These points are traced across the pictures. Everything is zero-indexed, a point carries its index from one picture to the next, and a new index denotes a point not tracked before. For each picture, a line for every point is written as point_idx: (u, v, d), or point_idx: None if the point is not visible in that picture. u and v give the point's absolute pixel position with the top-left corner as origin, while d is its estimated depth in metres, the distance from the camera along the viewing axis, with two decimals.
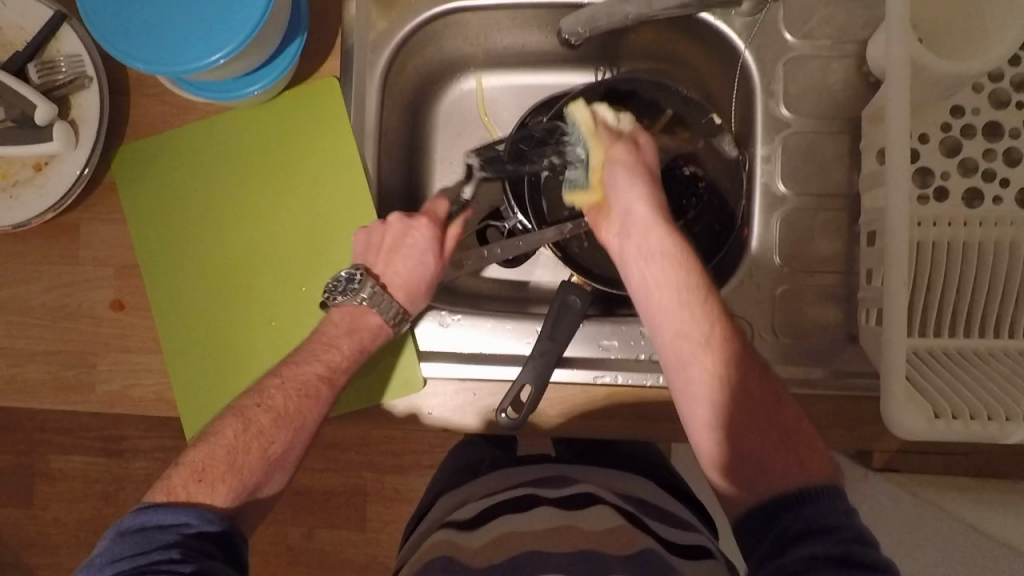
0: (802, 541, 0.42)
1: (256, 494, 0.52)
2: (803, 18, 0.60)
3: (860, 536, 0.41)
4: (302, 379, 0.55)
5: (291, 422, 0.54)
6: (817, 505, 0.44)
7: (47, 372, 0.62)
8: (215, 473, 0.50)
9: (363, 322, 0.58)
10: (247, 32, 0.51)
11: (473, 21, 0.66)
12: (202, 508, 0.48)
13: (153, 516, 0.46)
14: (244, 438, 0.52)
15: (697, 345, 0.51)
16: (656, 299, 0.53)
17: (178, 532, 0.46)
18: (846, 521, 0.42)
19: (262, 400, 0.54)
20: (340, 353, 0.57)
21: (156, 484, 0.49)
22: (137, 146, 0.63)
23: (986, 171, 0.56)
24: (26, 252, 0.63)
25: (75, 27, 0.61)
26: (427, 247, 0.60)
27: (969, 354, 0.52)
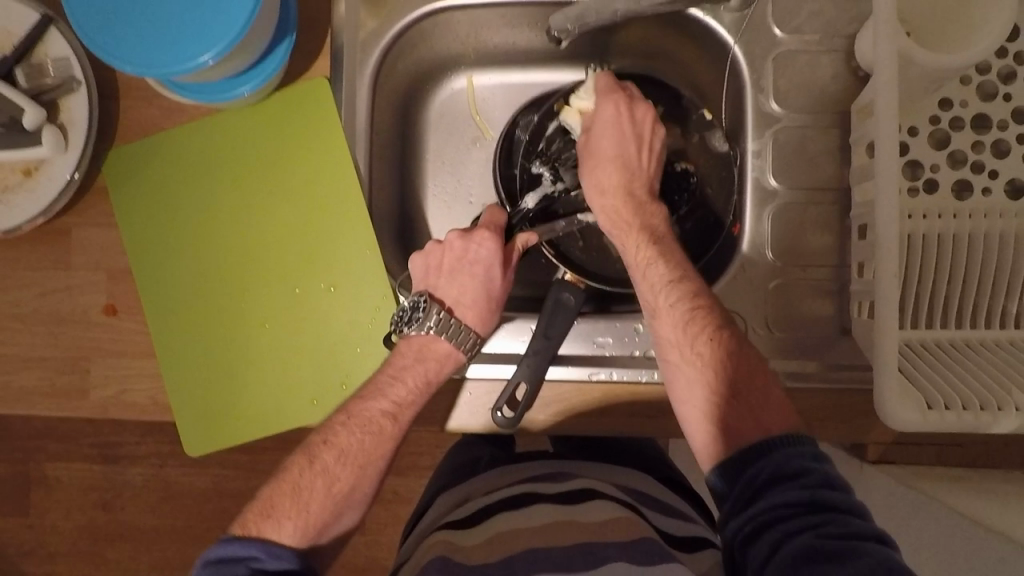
0: (772, 488, 0.45)
1: (324, 532, 0.54)
2: (792, 13, 0.60)
3: (826, 481, 0.44)
4: (366, 415, 0.56)
5: (357, 459, 0.56)
6: (782, 454, 0.46)
7: (40, 379, 0.62)
8: (282, 510, 0.53)
9: (431, 350, 0.58)
10: (235, 33, 0.51)
11: (463, 19, 0.66)
12: (269, 543, 0.51)
13: (226, 548, 0.50)
14: (310, 473, 0.55)
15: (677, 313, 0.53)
16: (631, 248, 0.57)
17: (248, 565, 0.49)
18: (813, 467, 0.45)
19: (325, 437, 0.56)
20: (406, 387, 0.57)
21: (235, 522, 0.53)
22: (126, 150, 0.63)
23: (975, 163, 0.56)
24: (16, 258, 0.63)
25: (62, 30, 0.61)
26: (494, 267, 0.60)
27: (961, 345, 0.53)
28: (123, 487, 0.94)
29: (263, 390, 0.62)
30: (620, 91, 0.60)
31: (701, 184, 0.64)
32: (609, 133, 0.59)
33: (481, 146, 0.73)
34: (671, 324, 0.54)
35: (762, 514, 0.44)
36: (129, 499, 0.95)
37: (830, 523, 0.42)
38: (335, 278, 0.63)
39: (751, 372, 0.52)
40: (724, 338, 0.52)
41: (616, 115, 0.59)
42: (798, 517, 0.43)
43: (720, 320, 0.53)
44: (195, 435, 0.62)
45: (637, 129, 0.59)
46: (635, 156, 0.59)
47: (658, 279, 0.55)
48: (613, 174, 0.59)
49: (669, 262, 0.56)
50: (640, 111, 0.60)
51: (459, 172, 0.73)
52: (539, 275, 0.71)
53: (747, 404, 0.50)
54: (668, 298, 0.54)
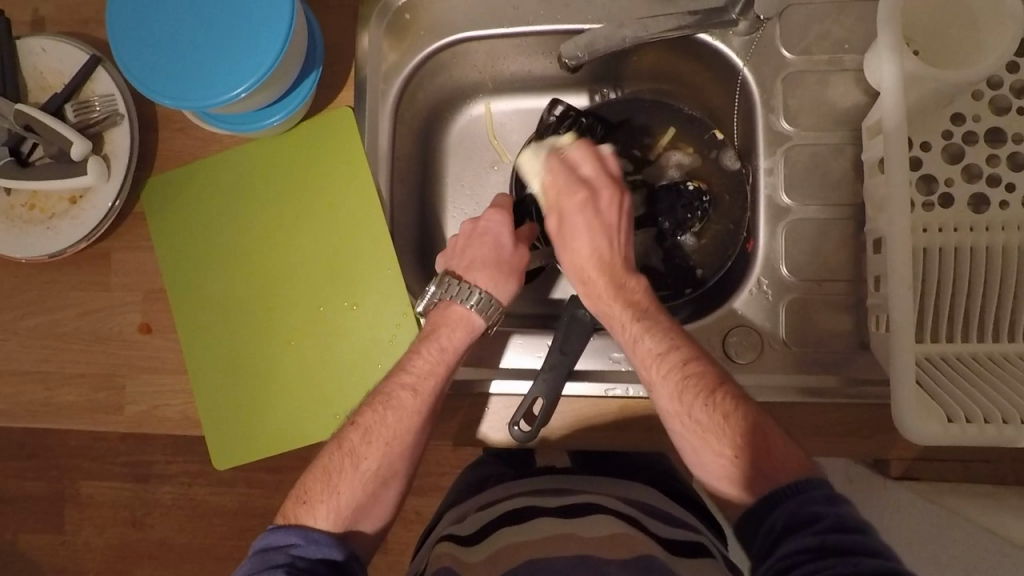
0: (791, 537, 0.45)
1: (356, 520, 0.56)
2: (800, 34, 0.61)
3: (840, 523, 0.44)
4: (389, 392, 0.58)
5: (382, 437, 0.57)
6: (797, 499, 0.47)
7: (78, 395, 0.65)
8: (314, 494, 0.56)
9: (447, 317, 0.60)
10: (265, 68, 0.54)
11: (481, 50, 0.69)
12: (306, 529, 0.53)
13: (272, 537, 0.53)
14: (338, 455, 0.57)
15: (670, 395, 0.54)
16: (617, 327, 0.57)
17: (287, 551, 0.51)
18: (828, 510, 0.45)
19: (353, 419, 0.58)
20: (423, 358, 0.58)
21: (279, 511, 0.56)
22: (164, 177, 0.67)
23: (991, 177, 0.56)
24: (59, 280, 0.67)
25: (109, 68, 0.65)
26: (499, 231, 0.63)
27: (983, 359, 0.52)
28: (153, 507, 0.96)
29: (289, 405, 0.64)
30: (583, 189, 0.60)
31: (714, 203, 0.65)
32: (585, 226, 0.59)
33: (498, 169, 0.75)
34: (670, 394, 0.54)
35: (780, 561, 0.44)
36: (158, 517, 0.97)
37: (841, 563, 0.41)
38: (355, 294, 0.65)
39: (758, 431, 0.52)
40: (719, 397, 0.53)
41: (583, 205, 0.60)
42: (811, 562, 0.42)
43: (708, 372, 0.54)
44: (223, 446, 0.64)
45: (606, 220, 0.59)
46: (613, 239, 0.59)
47: (650, 352, 0.55)
48: (592, 259, 0.59)
49: (658, 332, 0.56)
50: (605, 202, 0.60)
51: (476, 193, 0.75)
52: (555, 293, 0.72)
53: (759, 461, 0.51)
54: (664, 372, 0.54)
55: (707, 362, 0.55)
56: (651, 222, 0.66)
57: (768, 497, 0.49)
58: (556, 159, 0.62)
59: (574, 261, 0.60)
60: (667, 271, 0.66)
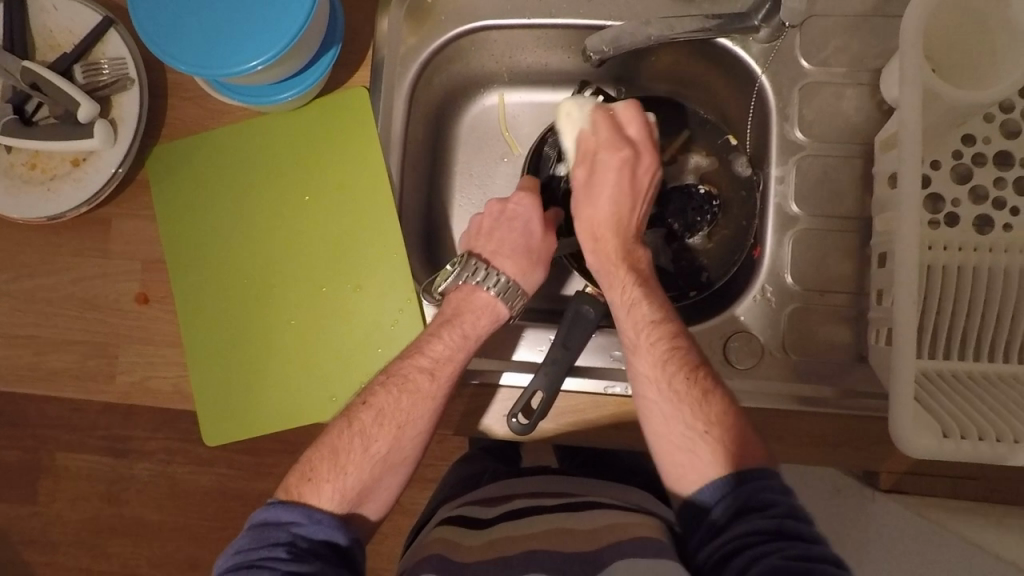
0: (745, 517, 0.46)
1: (361, 504, 0.56)
2: (820, 46, 0.62)
3: (792, 512, 0.46)
4: (404, 374, 0.57)
5: (395, 420, 0.57)
6: (749, 484, 0.48)
7: (69, 362, 0.64)
8: (320, 472, 0.55)
9: (470, 302, 0.60)
10: (284, 43, 0.53)
11: (499, 39, 0.68)
12: (310, 508, 0.52)
13: (273, 513, 0.52)
14: (348, 435, 0.56)
15: (655, 361, 0.54)
16: (616, 288, 0.58)
17: (289, 530, 0.51)
18: (781, 498, 0.46)
19: (364, 399, 0.57)
20: (443, 342, 0.58)
21: (280, 487, 0.55)
22: (170, 147, 0.66)
23: (997, 200, 0.57)
24: (55, 244, 0.65)
25: (121, 31, 0.64)
26: (528, 215, 0.63)
27: (979, 378, 0.53)
28: (132, 482, 0.95)
29: (285, 386, 0.64)
30: (628, 146, 0.60)
31: (724, 206, 0.67)
32: (615, 183, 0.60)
33: (509, 161, 0.75)
34: (653, 360, 0.54)
35: (730, 543, 0.45)
36: (137, 492, 0.95)
37: (795, 549, 0.43)
38: (359, 278, 0.64)
39: (723, 412, 0.52)
40: (702, 374, 0.54)
41: (620, 165, 0.60)
42: (762, 544, 0.44)
43: (692, 350, 0.55)
44: (217, 423, 0.63)
45: (636, 186, 0.60)
46: (634, 204, 0.60)
47: (643, 318, 0.56)
48: (614, 216, 0.59)
49: (656, 300, 0.57)
50: (642, 167, 0.61)
51: (485, 185, 0.75)
52: (558, 288, 0.72)
53: (721, 435, 0.51)
54: (653, 337, 0.55)
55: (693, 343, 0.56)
56: (661, 222, 0.68)
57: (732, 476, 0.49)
58: (604, 113, 0.61)
59: (597, 215, 0.60)
60: (676, 272, 0.67)
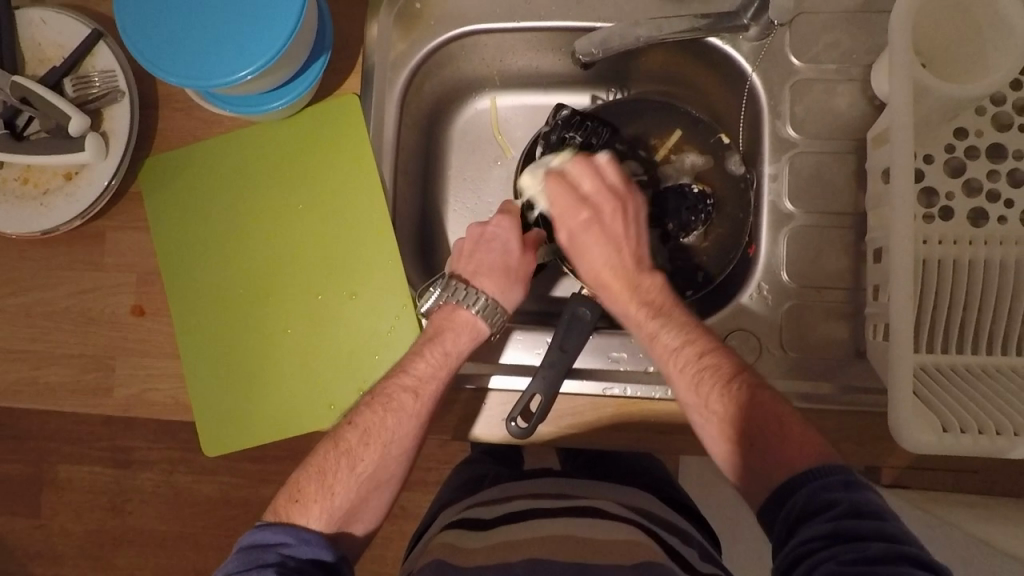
0: (806, 524, 0.44)
1: (348, 521, 0.56)
2: (810, 42, 0.62)
3: (854, 510, 0.43)
4: (389, 394, 0.57)
5: (380, 439, 0.56)
6: (810, 487, 0.46)
7: (66, 376, 0.63)
8: (308, 493, 0.55)
9: (451, 321, 0.60)
10: (274, 52, 0.53)
11: (490, 43, 0.68)
12: (298, 529, 0.52)
13: (261, 535, 0.51)
14: (334, 455, 0.56)
15: (688, 386, 0.54)
16: (633, 325, 0.58)
17: (278, 551, 0.50)
18: (843, 496, 0.44)
19: (350, 419, 0.57)
20: (425, 361, 0.57)
21: (269, 508, 0.55)
22: (162, 159, 0.66)
23: (991, 192, 0.57)
24: (50, 258, 0.65)
25: (110, 43, 0.64)
26: (507, 236, 0.62)
27: (978, 370, 0.53)
28: (133, 494, 0.95)
29: (282, 395, 0.63)
30: (585, 207, 0.60)
31: (718, 205, 0.66)
32: (591, 241, 0.60)
33: (502, 164, 0.75)
34: (686, 386, 0.54)
35: (793, 549, 0.43)
36: (139, 504, 0.95)
37: (856, 550, 0.41)
38: (354, 285, 0.64)
39: (768, 418, 0.51)
40: (737, 386, 0.53)
41: (588, 225, 0.60)
42: (824, 550, 0.42)
43: (722, 364, 0.54)
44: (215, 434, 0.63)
45: (611, 233, 0.60)
46: (614, 249, 0.60)
47: (665, 347, 0.56)
48: (602, 267, 0.60)
49: (672, 325, 0.57)
50: (610, 217, 0.60)
51: (479, 189, 0.75)
52: (554, 290, 0.72)
53: (765, 446, 0.50)
54: (679, 363, 0.55)
55: (723, 355, 0.55)
56: (655, 223, 0.66)
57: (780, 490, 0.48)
58: (553, 179, 0.62)
59: (586, 269, 0.60)
60: (671, 271, 0.66)
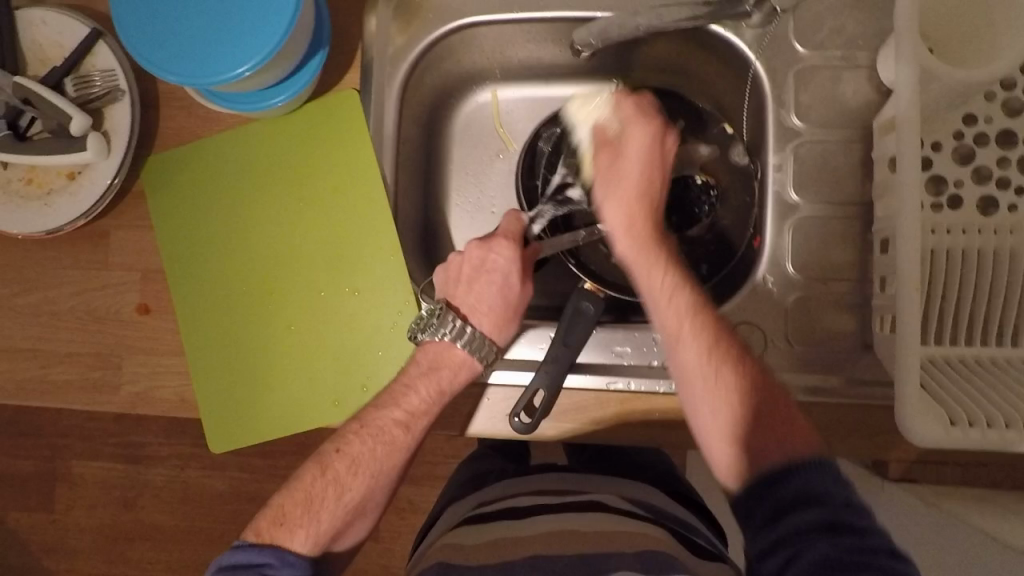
0: (793, 512, 0.44)
1: (332, 543, 0.56)
2: (814, 29, 0.60)
3: (849, 504, 0.44)
4: (379, 425, 0.57)
5: (369, 468, 0.56)
6: (805, 475, 0.46)
7: (73, 374, 0.64)
8: (294, 518, 0.54)
9: (447, 358, 0.58)
10: (270, 47, 0.53)
11: (489, 35, 0.67)
12: (282, 550, 0.52)
13: (244, 555, 0.51)
14: (321, 482, 0.56)
15: (702, 352, 0.52)
16: (655, 276, 0.56)
17: (262, 572, 0.51)
18: (838, 489, 0.45)
19: (338, 446, 0.57)
20: (418, 396, 0.57)
21: (248, 528, 0.54)
22: (163, 159, 0.66)
23: (1001, 180, 0.55)
24: (55, 258, 0.66)
25: (109, 42, 0.64)
26: (506, 268, 0.60)
27: (988, 363, 0.52)
28: (144, 489, 0.96)
29: (287, 393, 0.64)
30: (649, 125, 0.60)
31: (722, 197, 0.66)
32: (637, 159, 0.59)
33: (504, 157, 0.74)
34: (695, 351, 0.53)
35: (785, 533, 0.44)
36: (151, 499, 0.96)
37: (849, 541, 0.42)
38: (357, 281, 0.64)
39: (772, 399, 0.51)
40: (745, 361, 0.53)
41: (644, 143, 0.59)
42: (817, 537, 0.42)
43: (733, 339, 0.53)
44: (222, 433, 0.63)
45: (661, 162, 0.59)
46: (654, 181, 0.59)
47: (683, 307, 0.54)
48: (638, 196, 0.58)
49: (694, 287, 0.56)
50: (668, 144, 0.60)
51: (481, 182, 0.74)
52: (557, 284, 0.72)
53: (768, 424, 0.50)
54: (698, 325, 0.53)
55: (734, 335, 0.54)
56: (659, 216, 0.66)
57: (773, 472, 0.47)
58: (624, 95, 0.61)
59: (626, 197, 0.59)
60: None
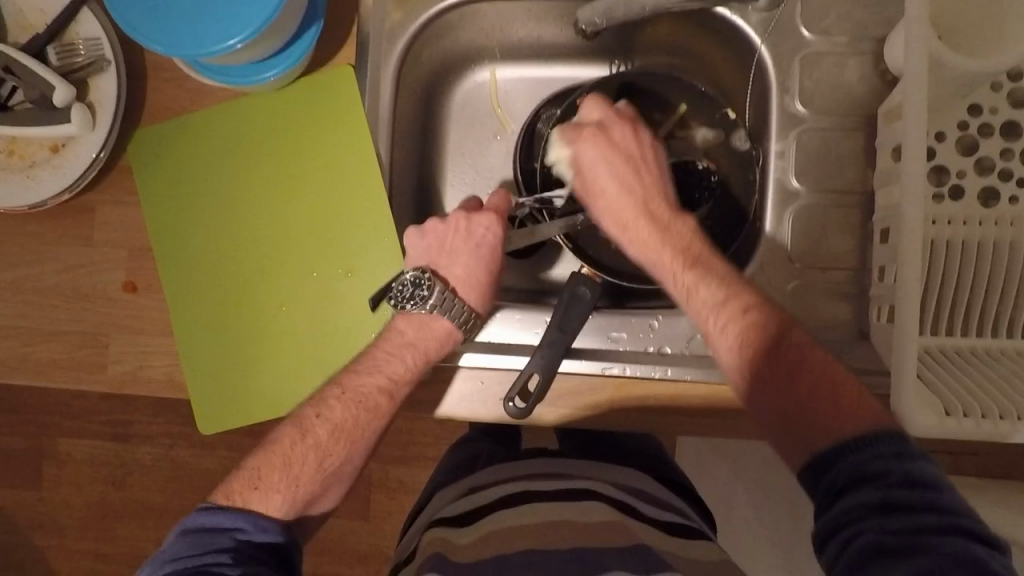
0: (849, 491, 0.41)
1: (307, 508, 0.55)
2: (821, 13, 0.59)
3: (907, 480, 0.40)
4: (362, 391, 0.56)
5: (349, 434, 0.56)
6: (861, 454, 0.42)
7: (58, 352, 0.63)
8: (270, 481, 0.53)
9: (430, 328, 0.58)
10: (264, 17, 0.51)
11: (489, 12, 0.66)
12: (255, 515, 0.51)
13: (213, 518, 0.50)
14: (301, 447, 0.55)
15: (736, 346, 0.50)
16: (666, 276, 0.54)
17: (233, 536, 0.49)
18: (895, 466, 0.41)
19: (319, 411, 0.56)
20: (402, 363, 0.57)
21: (219, 488, 0.52)
22: (150, 133, 0.64)
23: (1003, 171, 0.55)
24: (39, 232, 0.64)
25: (94, 10, 0.61)
26: (494, 241, 0.60)
27: (983, 354, 0.52)
28: (131, 467, 0.95)
29: (278, 375, 0.63)
30: (595, 131, 0.59)
31: (724, 182, 0.64)
32: (603, 163, 0.58)
33: (502, 139, 0.73)
34: (728, 345, 0.50)
35: (838, 515, 0.41)
36: (137, 478, 0.95)
37: (902, 523, 0.39)
38: (351, 262, 0.63)
39: (804, 360, 0.48)
40: (784, 345, 0.48)
41: (603, 147, 0.58)
42: (871, 520, 0.40)
43: (768, 318, 0.50)
44: (210, 413, 0.62)
45: (632, 158, 0.58)
46: (642, 175, 0.57)
47: (705, 303, 0.51)
48: (630, 202, 0.57)
49: (712, 276, 0.52)
50: (621, 137, 0.58)
51: (478, 163, 0.73)
52: (553, 269, 0.71)
53: (800, 385, 0.47)
54: (721, 322, 0.50)
55: (767, 308, 0.50)
56: None
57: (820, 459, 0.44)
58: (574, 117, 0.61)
59: (605, 187, 0.58)
60: None
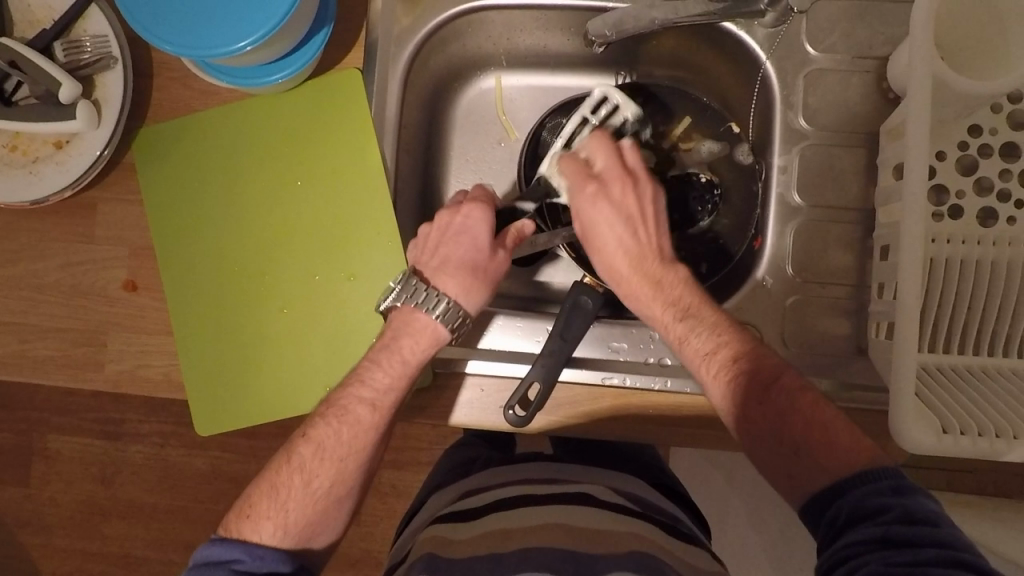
0: (851, 528, 0.41)
1: (305, 538, 0.53)
2: (826, 31, 0.60)
3: (907, 514, 0.39)
4: (342, 405, 0.55)
5: (335, 452, 0.54)
6: (858, 490, 0.42)
7: (55, 349, 0.62)
8: (260, 509, 0.53)
9: (411, 324, 0.56)
10: (275, 21, 0.51)
11: (497, 20, 0.66)
12: (252, 544, 0.51)
13: (214, 551, 0.50)
14: (287, 470, 0.54)
15: (727, 390, 0.50)
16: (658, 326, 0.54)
17: (231, 567, 0.49)
18: (894, 501, 0.40)
19: (305, 431, 0.55)
20: (382, 371, 0.56)
21: (223, 522, 0.53)
22: (156, 130, 0.64)
23: (1002, 192, 0.56)
24: (39, 228, 0.63)
25: (103, 7, 0.61)
26: (477, 232, 0.58)
27: (979, 372, 0.53)
28: (122, 466, 0.94)
29: (276, 376, 0.62)
30: (592, 184, 0.57)
31: (725, 195, 0.65)
32: (602, 216, 0.56)
33: (506, 146, 0.73)
34: (719, 394, 0.51)
35: (838, 552, 0.40)
36: (128, 477, 0.94)
37: (901, 555, 0.38)
38: (352, 266, 0.63)
39: (794, 401, 0.48)
40: (774, 388, 0.49)
41: (597, 198, 0.56)
42: (870, 553, 0.38)
43: (756, 364, 0.50)
44: (205, 412, 0.62)
45: (629, 211, 0.56)
46: (641, 233, 0.56)
47: (697, 351, 0.52)
48: (626, 254, 0.55)
49: (701, 328, 0.52)
50: (621, 192, 0.56)
51: (482, 169, 0.73)
52: (553, 277, 0.71)
53: (789, 423, 0.47)
54: (713, 372, 0.51)
55: (754, 353, 0.51)
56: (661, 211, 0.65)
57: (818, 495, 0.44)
58: (568, 160, 0.59)
59: (604, 241, 0.56)
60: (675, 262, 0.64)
